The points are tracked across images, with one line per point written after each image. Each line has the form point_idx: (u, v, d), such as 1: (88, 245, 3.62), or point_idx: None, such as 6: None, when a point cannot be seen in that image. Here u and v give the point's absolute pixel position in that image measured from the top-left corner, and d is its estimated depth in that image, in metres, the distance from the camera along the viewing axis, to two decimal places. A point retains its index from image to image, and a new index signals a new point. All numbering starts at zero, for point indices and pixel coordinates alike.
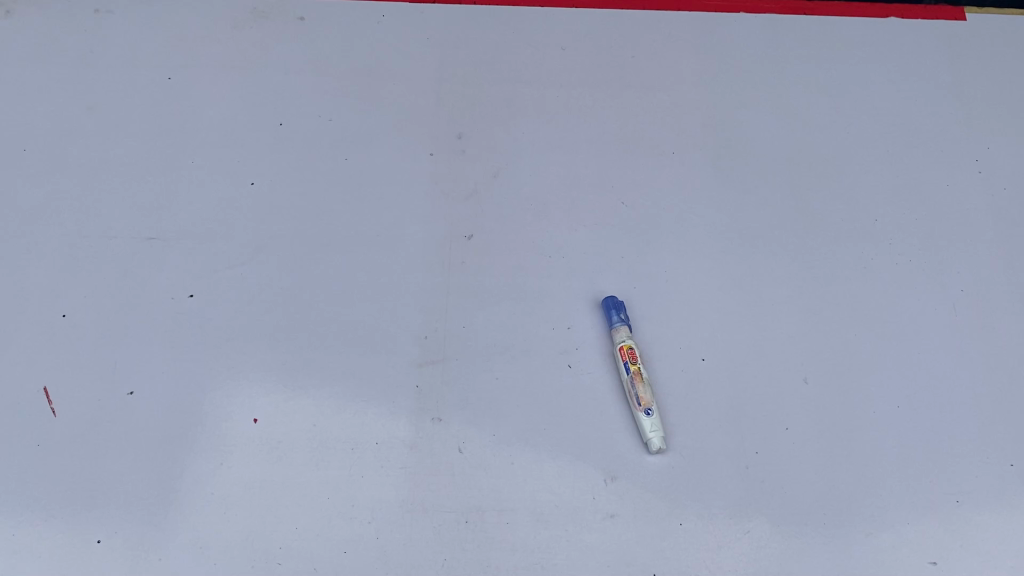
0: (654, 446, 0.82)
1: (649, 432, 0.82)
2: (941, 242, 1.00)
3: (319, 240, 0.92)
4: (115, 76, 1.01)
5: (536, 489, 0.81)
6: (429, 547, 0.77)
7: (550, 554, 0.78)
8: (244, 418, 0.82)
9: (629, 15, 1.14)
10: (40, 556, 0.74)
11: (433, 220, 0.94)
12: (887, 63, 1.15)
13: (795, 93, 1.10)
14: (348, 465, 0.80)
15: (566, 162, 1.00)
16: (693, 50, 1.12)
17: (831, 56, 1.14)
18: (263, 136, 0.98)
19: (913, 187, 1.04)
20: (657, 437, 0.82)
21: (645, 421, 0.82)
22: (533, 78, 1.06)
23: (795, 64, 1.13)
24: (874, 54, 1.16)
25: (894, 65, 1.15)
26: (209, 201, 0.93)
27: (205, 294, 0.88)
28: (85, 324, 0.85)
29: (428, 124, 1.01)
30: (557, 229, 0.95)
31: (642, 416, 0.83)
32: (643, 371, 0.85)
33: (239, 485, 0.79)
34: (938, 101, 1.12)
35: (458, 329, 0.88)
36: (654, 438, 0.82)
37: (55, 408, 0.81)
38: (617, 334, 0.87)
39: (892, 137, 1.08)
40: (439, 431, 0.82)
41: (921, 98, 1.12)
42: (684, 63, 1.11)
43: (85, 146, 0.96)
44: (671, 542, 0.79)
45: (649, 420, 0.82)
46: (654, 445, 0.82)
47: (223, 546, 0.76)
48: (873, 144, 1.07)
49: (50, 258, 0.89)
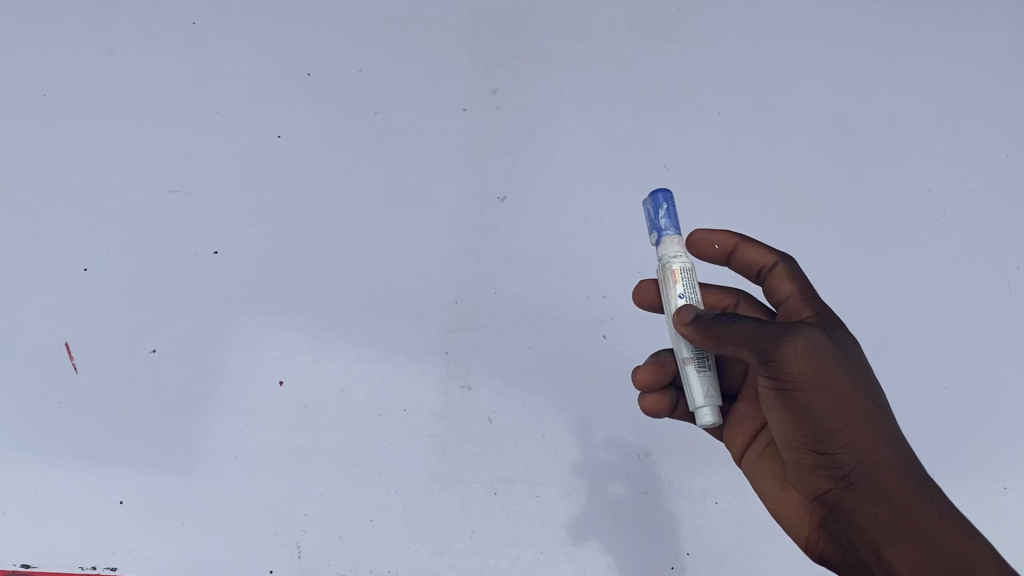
0: (703, 423, 0.58)
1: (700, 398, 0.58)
2: (1000, 216, 0.95)
3: (347, 198, 0.88)
4: (136, 18, 0.96)
5: (566, 461, 0.79)
6: (457, 518, 0.76)
7: (581, 529, 0.77)
8: (270, 380, 0.80)
9: None
10: (60, 516, 0.73)
11: (465, 180, 0.90)
12: (953, 18, 1.06)
13: (853, 51, 1.03)
14: (375, 431, 0.78)
15: (606, 120, 0.95)
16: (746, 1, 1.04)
17: (896, 13, 1.06)
18: (288, 86, 0.93)
19: (971, 157, 0.98)
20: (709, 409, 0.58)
21: (689, 366, 0.58)
22: (576, 30, 1.00)
23: (857, 21, 1.05)
24: (941, 8, 1.07)
25: (960, 20, 1.06)
26: (234, 154, 0.90)
27: (230, 251, 0.85)
28: (107, 279, 0.83)
29: (461, 77, 0.95)
30: (595, 193, 0.91)
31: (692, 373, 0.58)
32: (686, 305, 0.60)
33: (263, 449, 0.77)
34: (1010, 66, 1.04)
35: (489, 295, 0.84)
36: (702, 411, 0.58)
37: (77, 364, 0.79)
38: (660, 244, 0.61)
39: (956, 105, 1.01)
40: (468, 399, 0.80)
41: (987, 58, 1.04)
42: (736, 14, 1.03)
43: (106, 92, 0.92)
44: (706, 522, 0.78)
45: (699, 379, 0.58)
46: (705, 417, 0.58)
47: (246, 511, 0.75)
48: (935, 112, 1.00)
49: (72, 209, 0.86)
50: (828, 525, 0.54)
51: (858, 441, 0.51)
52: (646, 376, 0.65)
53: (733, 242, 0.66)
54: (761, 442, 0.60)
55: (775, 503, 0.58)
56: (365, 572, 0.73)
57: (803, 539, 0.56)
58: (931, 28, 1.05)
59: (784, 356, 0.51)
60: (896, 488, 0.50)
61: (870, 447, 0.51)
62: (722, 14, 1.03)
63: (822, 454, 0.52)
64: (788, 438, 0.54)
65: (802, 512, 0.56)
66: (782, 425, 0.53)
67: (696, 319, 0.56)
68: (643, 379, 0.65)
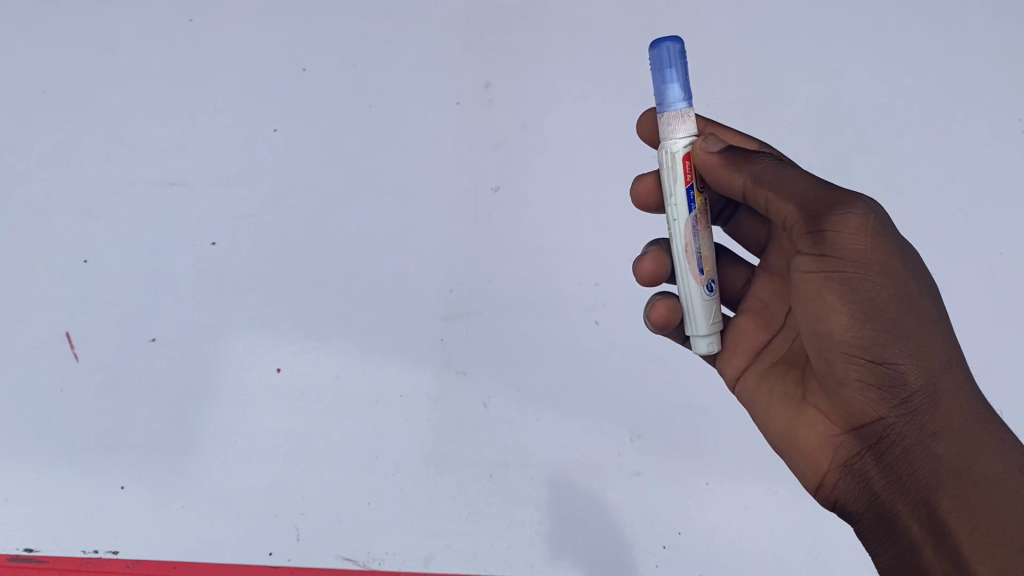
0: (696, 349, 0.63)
1: (703, 323, 0.62)
2: (988, 203, 0.95)
3: (342, 189, 0.89)
4: (127, 7, 0.95)
5: (560, 445, 0.81)
6: (453, 501, 0.79)
7: (573, 509, 0.79)
8: (268, 367, 0.82)
9: None
10: (67, 500, 0.77)
11: (459, 171, 0.90)
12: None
13: (854, 34, 1.00)
14: (371, 417, 0.81)
15: (601, 111, 0.94)
16: None
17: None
18: (283, 79, 0.93)
19: (965, 143, 0.97)
20: (711, 333, 0.62)
21: (695, 290, 0.61)
22: (570, 17, 0.97)
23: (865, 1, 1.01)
24: None
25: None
26: (230, 147, 0.90)
27: (228, 242, 0.86)
28: (106, 270, 0.84)
29: (454, 68, 0.94)
30: (588, 183, 0.91)
31: (699, 297, 0.61)
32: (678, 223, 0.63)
33: (263, 434, 0.80)
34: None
35: (483, 283, 0.86)
36: (701, 340, 0.62)
37: (78, 354, 0.81)
38: (688, 110, 0.59)
39: (958, 91, 0.98)
40: (462, 385, 0.82)
41: (994, 38, 1.00)
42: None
43: (103, 87, 0.92)
44: (697, 502, 0.81)
45: (705, 303, 0.61)
46: (706, 343, 0.62)
47: (246, 495, 0.78)
48: (941, 97, 0.98)
49: (71, 203, 0.87)
50: (860, 452, 0.57)
51: (920, 354, 0.54)
52: (651, 269, 0.67)
53: (702, 127, 0.71)
54: (765, 361, 0.67)
55: (793, 427, 0.61)
56: (363, 553, 0.77)
57: (817, 465, 0.59)
58: (935, 6, 1.01)
59: (856, 246, 0.54)
60: (948, 413, 0.55)
61: (929, 365, 0.54)
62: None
63: (879, 368, 0.54)
64: (839, 347, 0.55)
65: (827, 435, 0.59)
66: (837, 329, 0.55)
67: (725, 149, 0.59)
68: (646, 271, 0.67)
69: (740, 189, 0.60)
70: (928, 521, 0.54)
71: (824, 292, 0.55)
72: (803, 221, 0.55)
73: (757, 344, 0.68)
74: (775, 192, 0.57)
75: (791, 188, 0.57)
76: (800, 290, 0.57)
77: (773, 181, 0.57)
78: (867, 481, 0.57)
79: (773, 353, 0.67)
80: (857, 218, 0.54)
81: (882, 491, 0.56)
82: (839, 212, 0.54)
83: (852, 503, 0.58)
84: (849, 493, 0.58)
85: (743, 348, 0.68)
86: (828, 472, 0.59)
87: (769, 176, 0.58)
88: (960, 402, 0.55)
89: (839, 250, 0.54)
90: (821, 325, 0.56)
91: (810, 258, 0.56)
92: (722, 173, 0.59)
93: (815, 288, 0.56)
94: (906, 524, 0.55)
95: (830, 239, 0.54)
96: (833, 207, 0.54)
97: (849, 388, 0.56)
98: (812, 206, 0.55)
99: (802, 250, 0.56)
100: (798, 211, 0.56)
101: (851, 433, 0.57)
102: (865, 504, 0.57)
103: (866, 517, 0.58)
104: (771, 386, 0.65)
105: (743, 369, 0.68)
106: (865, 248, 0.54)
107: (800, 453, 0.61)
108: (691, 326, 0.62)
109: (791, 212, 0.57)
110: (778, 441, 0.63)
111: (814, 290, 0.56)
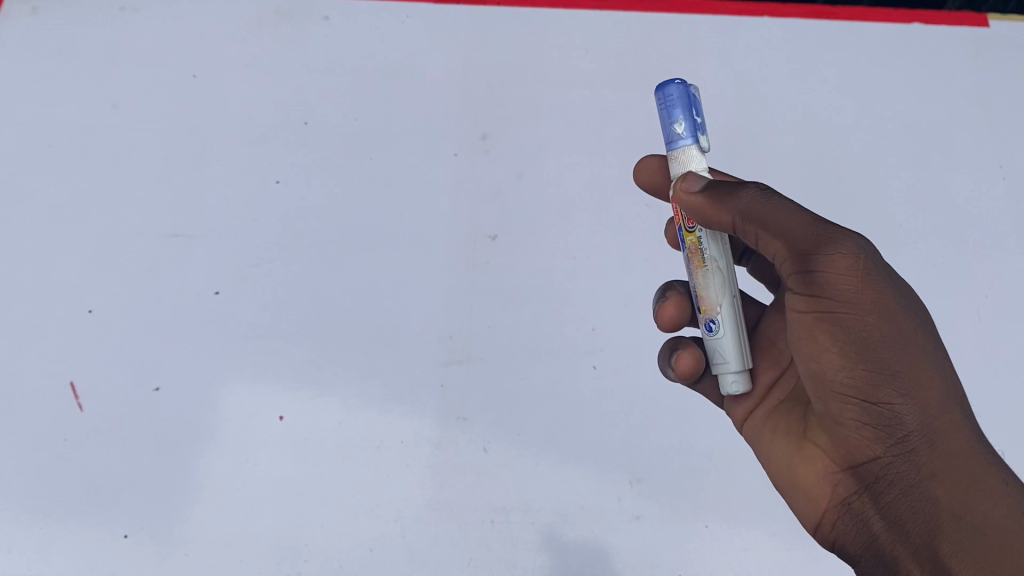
0: (730, 390, 0.63)
1: (718, 361, 0.62)
2: (972, 246, 0.97)
3: (343, 240, 0.91)
4: (137, 70, 0.98)
5: (561, 489, 0.82)
6: (454, 547, 0.79)
7: (573, 553, 0.80)
8: (270, 416, 0.83)
9: (667, 4, 1.07)
10: (66, 550, 0.77)
11: (457, 221, 0.93)
12: (931, 55, 1.07)
13: (834, 90, 1.04)
14: (374, 463, 0.82)
15: (593, 162, 0.97)
16: (730, 44, 1.05)
17: (884, 50, 1.07)
18: (286, 135, 0.96)
19: (944, 189, 1.00)
20: (728, 374, 0.62)
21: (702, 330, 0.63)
22: (563, 73, 1.01)
23: (844, 58, 1.06)
24: (924, 44, 1.08)
25: (937, 57, 1.07)
26: (233, 200, 0.92)
27: (230, 292, 0.88)
28: (111, 320, 0.86)
29: (451, 122, 0.97)
30: (582, 230, 0.93)
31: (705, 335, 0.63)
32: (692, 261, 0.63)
33: (265, 482, 0.80)
34: (996, 105, 1.05)
35: (481, 330, 0.87)
36: (727, 380, 0.62)
37: (82, 404, 0.82)
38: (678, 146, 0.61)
39: (934, 141, 1.02)
40: (463, 430, 0.83)
41: (964, 94, 1.05)
42: (722, 54, 1.04)
43: (110, 144, 0.94)
44: (697, 544, 0.81)
45: (714, 340, 0.62)
46: (727, 384, 0.62)
47: (249, 544, 0.78)
48: (920, 147, 1.02)
49: (77, 254, 0.89)
50: (858, 492, 0.59)
51: (914, 393, 0.55)
52: (672, 315, 0.69)
53: None
54: (773, 399, 0.67)
55: (793, 464, 0.63)
56: None
57: (816, 504, 0.61)
58: (906, 66, 1.06)
59: (845, 282, 0.54)
60: (945, 454, 0.55)
61: (924, 405, 0.55)
62: (709, 52, 1.04)
63: (872, 408, 0.55)
64: (834, 385, 0.56)
65: (826, 472, 0.60)
66: (831, 368, 0.56)
67: (706, 187, 0.59)
68: (667, 318, 0.69)
69: (730, 228, 0.59)
70: (928, 566, 0.54)
71: (817, 332, 0.56)
72: (794, 260, 0.57)
73: (764, 384, 0.68)
74: (765, 229, 0.57)
75: (778, 225, 0.57)
76: (794, 328, 0.58)
77: (762, 216, 0.57)
78: (865, 523, 0.58)
79: (781, 391, 0.67)
80: (846, 253, 0.55)
81: (879, 533, 0.57)
82: (827, 253, 0.55)
83: (851, 542, 0.59)
84: (847, 533, 0.59)
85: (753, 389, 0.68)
86: (825, 512, 0.61)
87: (758, 212, 0.57)
88: (960, 442, 0.55)
89: (830, 287, 0.55)
90: (817, 363, 0.57)
91: (802, 298, 0.57)
92: (707, 213, 0.59)
93: (809, 327, 0.57)
94: (905, 570, 0.56)
95: (822, 282, 0.55)
96: (822, 248, 0.55)
97: (844, 427, 0.57)
98: (801, 245, 0.56)
99: (793, 289, 0.57)
100: (788, 249, 0.57)
101: (849, 472, 0.59)
102: (863, 544, 0.58)
103: (864, 560, 0.59)
104: (776, 422, 0.66)
105: (751, 409, 0.69)
106: (857, 287, 0.55)
107: (801, 493, 0.62)
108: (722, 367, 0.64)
109: (781, 249, 0.58)
110: (779, 476, 0.65)
111: (808, 329, 0.57)
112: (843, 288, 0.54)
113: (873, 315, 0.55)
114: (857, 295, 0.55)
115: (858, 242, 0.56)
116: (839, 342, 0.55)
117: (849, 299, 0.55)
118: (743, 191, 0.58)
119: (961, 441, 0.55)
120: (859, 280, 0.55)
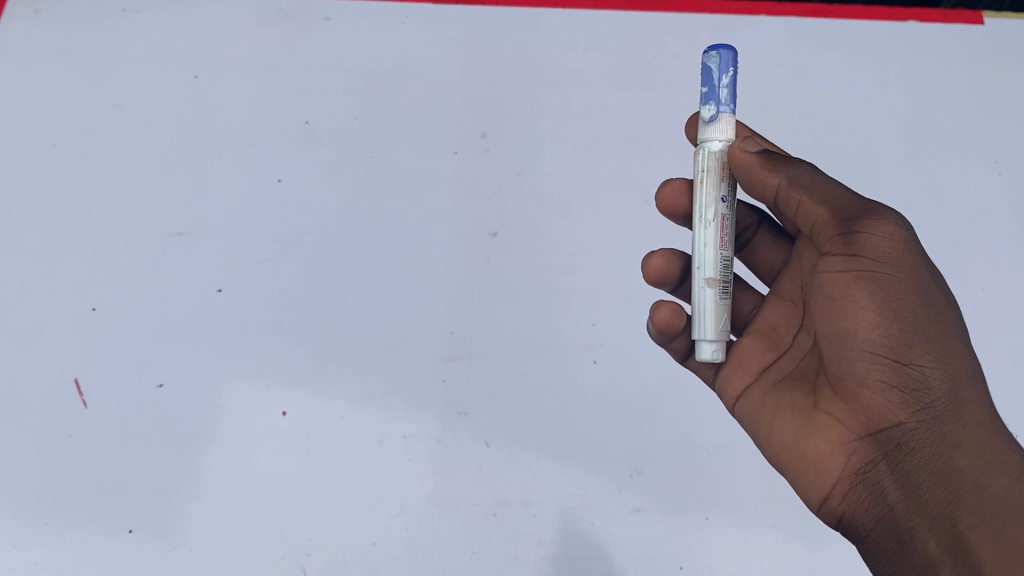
0: (703, 356, 0.62)
1: (715, 327, 0.62)
2: (967, 241, 0.98)
3: (344, 238, 0.92)
4: (139, 70, 0.99)
5: (561, 483, 0.82)
6: (457, 540, 0.80)
7: (575, 546, 0.80)
8: (274, 412, 0.83)
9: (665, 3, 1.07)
10: (72, 545, 0.78)
11: (457, 219, 0.93)
12: (926, 53, 1.08)
13: (831, 87, 1.05)
14: (377, 458, 0.82)
15: (592, 160, 0.98)
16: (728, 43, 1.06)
17: (880, 48, 1.08)
18: (287, 134, 0.96)
19: (940, 185, 1.01)
20: (717, 342, 0.62)
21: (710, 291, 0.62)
22: (562, 72, 1.02)
23: (839, 57, 1.07)
24: (920, 42, 1.09)
25: (933, 54, 1.08)
26: (235, 198, 0.93)
27: (233, 289, 0.88)
28: (115, 318, 0.86)
29: (451, 121, 0.98)
30: (581, 227, 0.94)
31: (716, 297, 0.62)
32: (732, 229, 0.63)
33: (269, 477, 0.81)
34: (990, 101, 1.06)
35: (482, 326, 0.88)
36: (708, 346, 0.62)
37: (86, 401, 0.82)
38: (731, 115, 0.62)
39: (930, 138, 1.03)
40: (465, 425, 0.84)
41: (959, 91, 1.06)
42: None
43: (113, 144, 0.95)
44: (697, 537, 0.82)
45: (722, 308, 0.62)
46: (711, 350, 0.62)
47: (254, 538, 0.79)
48: (916, 143, 1.03)
49: (81, 253, 0.89)
50: (875, 460, 0.57)
51: (943, 360, 0.56)
52: (659, 268, 0.70)
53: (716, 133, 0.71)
54: (772, 377, 0.67)
55: (801, 438, 0.61)
56: None
57: (826, 477, 0.58)
58: (902, 64, 1.07)
59: (887, 245, 0.56)
60: (968, 424, 0.56)
61: (951, 374, 0.56)
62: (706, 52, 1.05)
63: (903, 369, 0.56)
64: (862, 346, 0.56)
65: (839, 441, 0.58)
66: (863, 328, 0.56)
67: (762, 150, 0.61)
68: (655, 269, 0.71)
69: (772, 193, 0.62)
70: (946, 537, 0.54)
71: (853, 292, 0.57)
72: (836, 223, 0.58)
73: (762, 363, 0.68)
74: (809, 196, 0.60)
75: (826, 194, 0.59)
76: (824, 290, 0.59)
77: (810, 184, 0.60)
78: (881, 493, 0.57)
79: (778, 371, 0.67)
80: (891, 220, 0.57)
81: (896, 502, 0.56)
82: (875, 217, 0.57)
83: (861, 516, 0.57)
84: (858, 505, 0.57)
85: (747, 367, 0.69)
86: (835, 485, 0.58)
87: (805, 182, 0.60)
88: (981, 414, 0.57)
89: (873, 246, 0.56)
90: (849, 323, 0.57)
91: (840, 258, 0.58)
92: (755, 175, 0.61)
93: (842, 288, 0.58)
94: (922, 542, 0.55)
95: (864, 241, 0.57)
96: (867, 214, 0.57)
97: (868, 390, 0.56)
98: (846, 210, 0.58)
99: (831, 251, 0.59)
100: (831, 215, 0.59)
101: (867, 439, 0.57)
102: (876, 516, 0.57)
103: (875, 532, 0.57)
104: (779, 399, 0.64)
105: (744, 389, 0.68)
106: (898, 253, 0.57)
107: (809, 466, 0.59)
108: (721, 333, 0.62)
109: (823, 216, 0.59)
110: (782, 452, 0.62)
111: (842, 288, 0.57)
112: (886, 251, 0.56)
113: (910, 282, 0.56)
114: (897, 260, 0.56)
115: (899, 214, 0.59)
116: (875, 303, 0.56)
117: (890, 261, 0.56)
118: (799, 161, 0.61)
119: (982, 414, 0.57)
120: (901, 246, 0.57)
